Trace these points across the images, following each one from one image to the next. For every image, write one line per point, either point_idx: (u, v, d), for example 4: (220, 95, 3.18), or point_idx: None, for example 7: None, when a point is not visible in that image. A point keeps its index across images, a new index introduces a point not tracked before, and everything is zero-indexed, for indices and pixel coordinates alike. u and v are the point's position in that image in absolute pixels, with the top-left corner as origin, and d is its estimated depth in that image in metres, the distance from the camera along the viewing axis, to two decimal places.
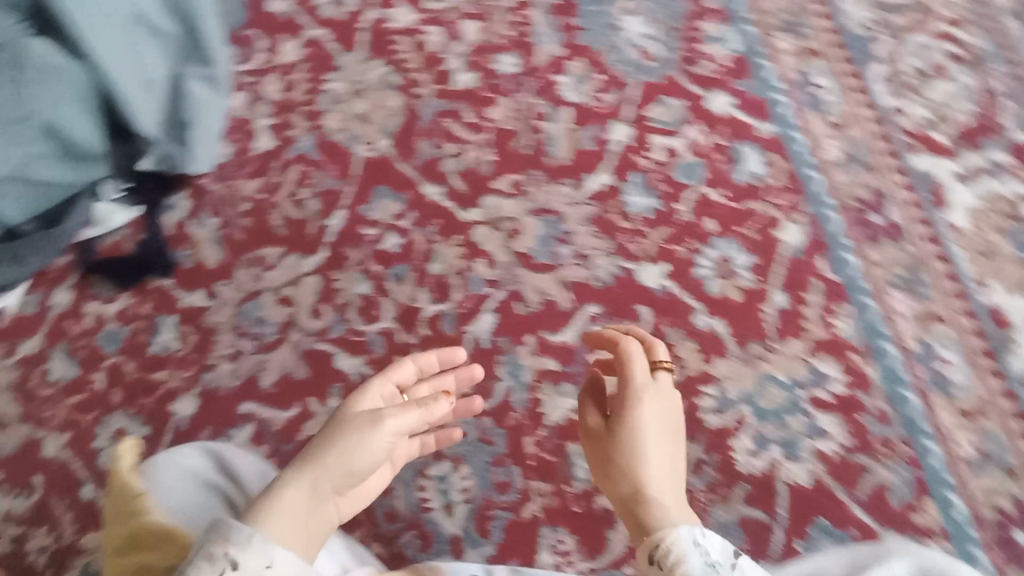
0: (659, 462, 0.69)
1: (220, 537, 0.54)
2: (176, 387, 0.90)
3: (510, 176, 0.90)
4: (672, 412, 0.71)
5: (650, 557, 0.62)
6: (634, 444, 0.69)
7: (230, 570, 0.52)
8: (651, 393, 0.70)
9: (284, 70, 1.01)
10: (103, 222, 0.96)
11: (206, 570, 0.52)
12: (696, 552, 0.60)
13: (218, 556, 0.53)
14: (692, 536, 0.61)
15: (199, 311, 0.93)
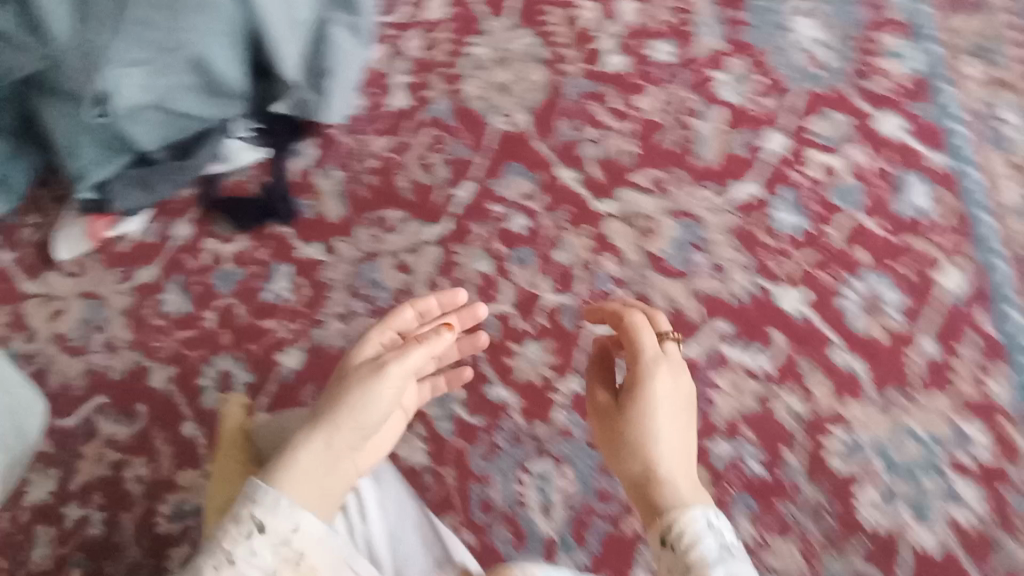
0: (672, 440, 0.67)
1: (246, 500, 0.57)
2: (285, 337, 0.89)
3: (651, 172, 0.86)
4: (685, 385, 0.68)
5: (661, 540, 0.61)
6: (646, 424, 0.66)
7: (257, 532, 0.56)
8: (662, 374, 0.67)
9: (428, 27, 0.97)
10: (230, 160, 0.95)
11: (234, 531, 0.56)
12: (710, 534, 0.59)
13: (245, 517, 0.56)
14: (705, 517, 0.60)
15: (315, 264, 0.91)
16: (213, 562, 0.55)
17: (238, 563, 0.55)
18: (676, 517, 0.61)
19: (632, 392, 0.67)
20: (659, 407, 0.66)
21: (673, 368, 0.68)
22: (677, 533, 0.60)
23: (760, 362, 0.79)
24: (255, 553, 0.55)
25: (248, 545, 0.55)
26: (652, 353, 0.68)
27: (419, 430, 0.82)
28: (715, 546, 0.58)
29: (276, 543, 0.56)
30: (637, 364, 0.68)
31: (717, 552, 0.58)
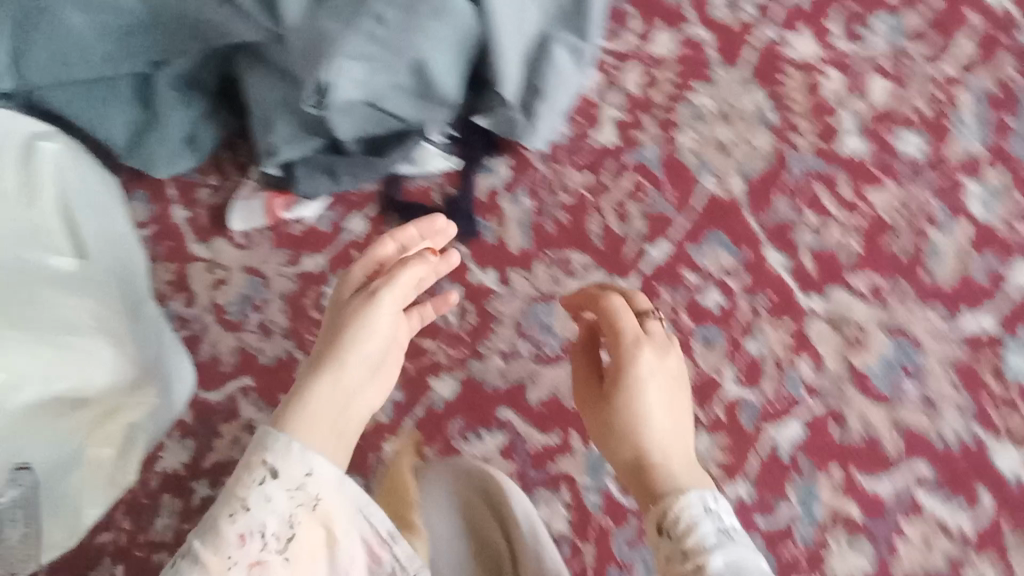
0: (661, 423, 0.65)
1: (259, 448, 0.58)
2: (442, 363, 0.84)
3: (871, 277, 0.79)
4: (671, 365, 0.67)
5: (659, 526, 0.58)
6: (632, 413, 0.65)
7: (269, 478, 0.57)
8: (646, 356, 0.66)
9: (650, 63, 0.89)
10: (419, 164, 0.89)
11: (247, 478, 0.56)
12: (709, 519, 0.57)
13: (257, 464, 0.57)
14: (702, 503, 0.58)
15: (486, 292, 0.86)
16: (229, 509, 0.55)
17: (253, 508, 0.55)
18: (672, 507, 0.58)
19: (620, 378, 0.66)
20: (648, 394, 0.65)
21: (656, 348, 0.67)
22: (674, 520, 0.57)
23: (959, 519, 0.73)
24: (270, 498, 0.56)
25: (263, 491, 0.56)
26: (634, 335, 0.67)
27: (564, 496, 0.79)
28: (713, 532, 0.56)
29: (289, 489, 0.57)
30: (620, 347, 0.67)
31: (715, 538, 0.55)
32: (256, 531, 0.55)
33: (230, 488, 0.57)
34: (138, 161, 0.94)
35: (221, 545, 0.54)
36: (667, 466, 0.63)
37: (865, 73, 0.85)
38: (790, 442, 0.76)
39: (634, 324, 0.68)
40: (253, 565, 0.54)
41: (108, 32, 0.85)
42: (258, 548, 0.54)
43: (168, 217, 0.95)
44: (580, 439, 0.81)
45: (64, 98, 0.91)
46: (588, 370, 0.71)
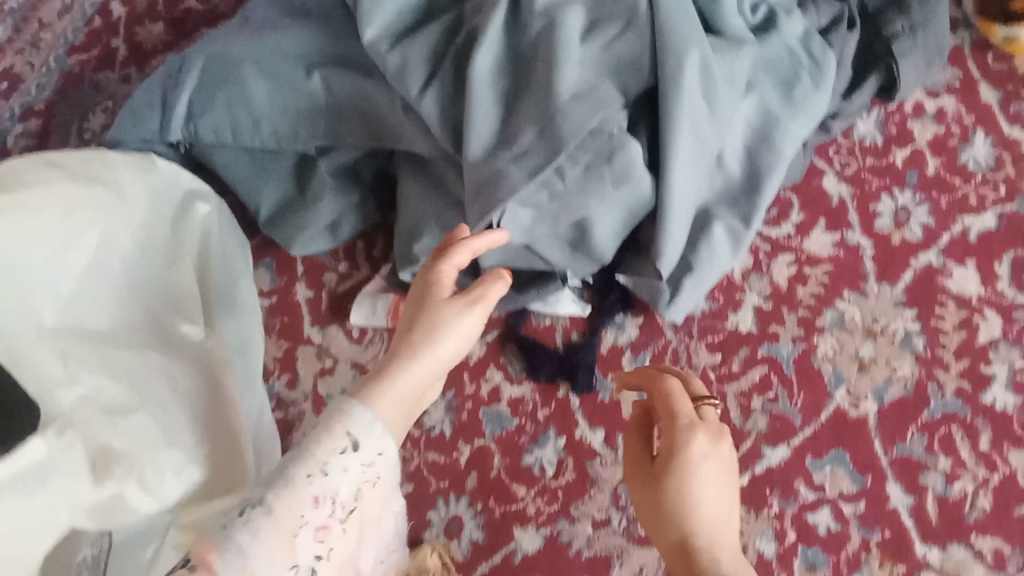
0: (714, 511, 0.60)
1: (338, 417, 0.59)
2: (531, 514, 0.83)
3: (994, 541, 0.77)
4: (726, 454, 0.60)
5: None
6: (678, 499, 0.59)
7: (349, 448, 0.58)
8: (702, 442, 0.60)
9: (804, 257, 0.88)
10: (550, 306, 0.88)
11: (328, 443, 0.57)
12: None
13: (340, 432, 0.58)
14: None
15: (591, 452, 0.85)
16: (307, 469, 0.56)
17: (331, 474, 0.57)
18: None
19: (669, 464, 0.60)
20: (697, 480, 0.59)
21: (711, 434, 0.61)
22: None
23: None
24: (347, 469, 0.58)
25: (342, 461, 0.57)
26: (687, 420, 0.61)
27: None
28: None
29: (363, 464, 0.59)
30: (673, 431, 0.61)
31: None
32: (327, 496, 0.57)
33: (311, 448, 0.57)
34: (278, 236, 0.93)
35: (297, 501, 0.55)
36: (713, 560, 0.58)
37: None
38: None
39: (688, 408, 0.62)
40: (320, 530, 0.56)
41: (284, 109, 0.87)
42: (326, 514, 0.56)
43: (291, 293, 0.95)
44: None
45: (224, 161, 0.92)
46: (641, 437, 0.65)
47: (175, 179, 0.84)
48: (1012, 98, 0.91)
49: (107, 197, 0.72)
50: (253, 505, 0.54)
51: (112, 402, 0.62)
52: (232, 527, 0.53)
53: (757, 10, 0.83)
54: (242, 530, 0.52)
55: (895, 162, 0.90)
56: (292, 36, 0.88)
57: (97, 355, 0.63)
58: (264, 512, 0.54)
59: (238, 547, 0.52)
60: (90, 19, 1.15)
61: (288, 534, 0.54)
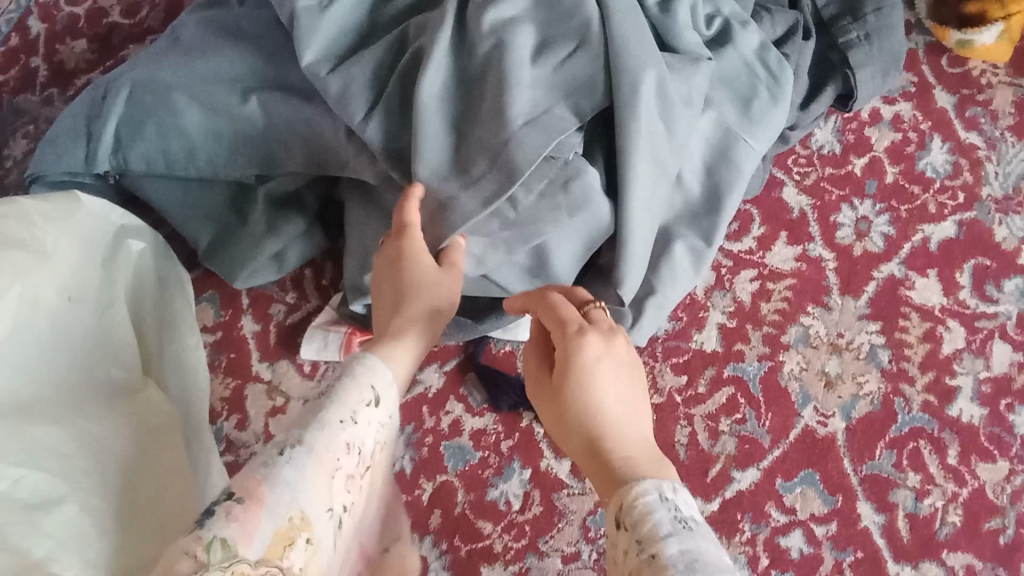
0: (621, 412, 0.52)
1: (361, 367, 0.54)
2: (498, 551, 0.80)
3: (966, 556, 0.76)
4: (624, 351, 0.53)
5: (616, 520, 0.47)
6: (575, 410, 0.52)
7: (373, 402, 0.53)
8: (596, 341, 0.52)
9: (766, 272, 0.87)
10: (511, 332, 0.85)
11: (355, 392, 0.52)
12: (665, 508, 0.46)
13: (364, 384, 0.53)
14: (658, 492, 0.47)
15: (556, 483, 0.82)
16: (340, 415, 0.50)
17: (359, 423, 0.51)
18: (624, 498, 0.47)
19: (562, 375, 0.52)
20: (596, 384, 0.51)
21: (604, 334, 0.53)
22: (630, 513, 0.46)
23: None
24: (372, 422, 0.52)
25: (368, 413, 0.52)
26: (576, 325, 0.53)
27: None
28: (669, 520, 0.45)
29: (381, 422, 0.53)
30: (562, 342, 0.53)
31: (669, 528, 0.44)
32: (354, 445, 0.51)
33: (339, 395, 0.51)
34: (220, 268, 0.88)
35: (331, 446, 0.49)
36: (629, 467, 0.49)
37: (988, 335, 0.83)
38: None
39: (575, 314, 0.54)
40: (349, 478, 0.51)
41: (218, 135, 0.82)
42: (353, 463, 0.51)
43: (237, 327, 0.91)
44: None
45: (157, 192, 0.87)
46: (534, 351, 0.57)
47: (105, 219, 0.79)
48: (968, 102, 0.93)
49: (32, 259, 0.67)
50: (292, 444, 0.48)
51: (35, 496, 0.52)
52: (273, 462, 0.46)
53: (713, 22, 0.82)
54: (287, 466, 0.46)
55: (854, 171, 0.90)
56: (223, 58, 0.83)
57: (23, 439, 0.56)
58: (304, 452, 0.47)
59: (286, 483, 0.46)
60: (7, 37, 1.08)
61: (327, 476, 0.48)
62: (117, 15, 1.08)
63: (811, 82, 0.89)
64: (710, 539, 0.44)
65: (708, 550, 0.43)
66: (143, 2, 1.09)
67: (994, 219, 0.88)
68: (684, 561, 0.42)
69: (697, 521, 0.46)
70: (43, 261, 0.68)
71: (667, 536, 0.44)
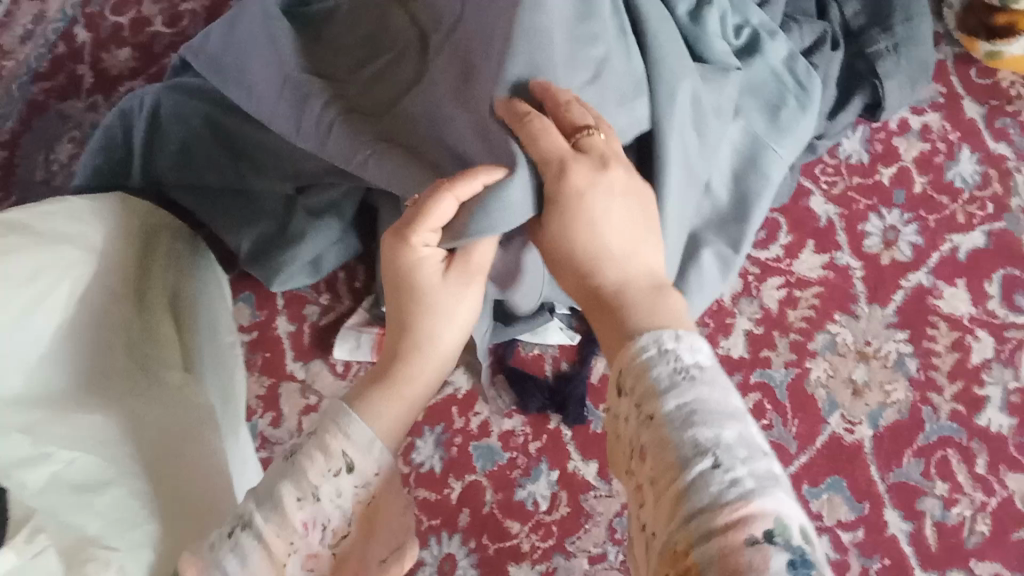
0: (616, 247, 0.54)
1: (337, 430, 0.51)
2: (526, 550, 0.81)
3: (994, 564, 0.76)
4: (613, 182, 0.55)
5: (617, 386, 0.46)
6: (568, 244, 0.55)
7: (343, 473, 0.50)
8: (579, 178, 0.54)
9: (794, 280, 0.87)
10: (539, 336, 0.86)
11: (319, 465, 0.50)
12: (665, 361, 0.44)
13: (334, 453, 0.50)
14: (656, 344, 0.45)
15: (584, 485, 0.83)
16: (295, 493, 0.49)
17: (322, 498, 0.49)
18: (624, 358, 0.46)
19: (553, 212, 0.55)
20: (586, 219, 0.54)
21: (591, 168, 0.55)
22: (631, 374, 0.45)
23: None
24: (341, 493, 0.50)
25: (335, 484, 0.49)
26: (557, 161, 0.54)
27: None
28: (668, 374, 0.43)
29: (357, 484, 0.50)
30: (547, 183, 0.55)
31: (670, 384, 0.42)
32: (318, 520, 0.49)
33: (300, 468, 0.49)
34: (252, 270, 0.89)
35: (283, 529, 0.48)
36: (622, 295, 0.52)
37: (1017, 345, 0.83)
38: None
39: (560, 144, 0.55)
40: (309, 558, 0.49)
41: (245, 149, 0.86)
42: (316, 541, 0.49)
43: (272, 328, 0.93)
44: None
45: (186, 199, 0.90)
46: None
47: (145, 220, 0.82)
48: (997, 113, 0.93)
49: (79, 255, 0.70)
50: (244, 525, 0.48)
51: (84, 477, 0.55)
52: (221, 548, 0.48)
53: (741, 32, 0.83)
54: (231, 554, 0.47)
55: (882, 180, 0.91)
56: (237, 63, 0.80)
57: (69, 426, 0.57)
58: (252, 537, 0.48)
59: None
60: (54, 45, 1.11)
61: (278, 562, 0.48)
62: (159, 24, 1.11)
63: (839, 91, 0.90)
64: (716, 385, 0.43)
65: (713, 404, 0.42)
66: (184, 12, 1.12)
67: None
68: (689, 422, 0.41)
69: (702, 365, 0.44)
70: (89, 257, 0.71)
71: (671, 399, 0.42)
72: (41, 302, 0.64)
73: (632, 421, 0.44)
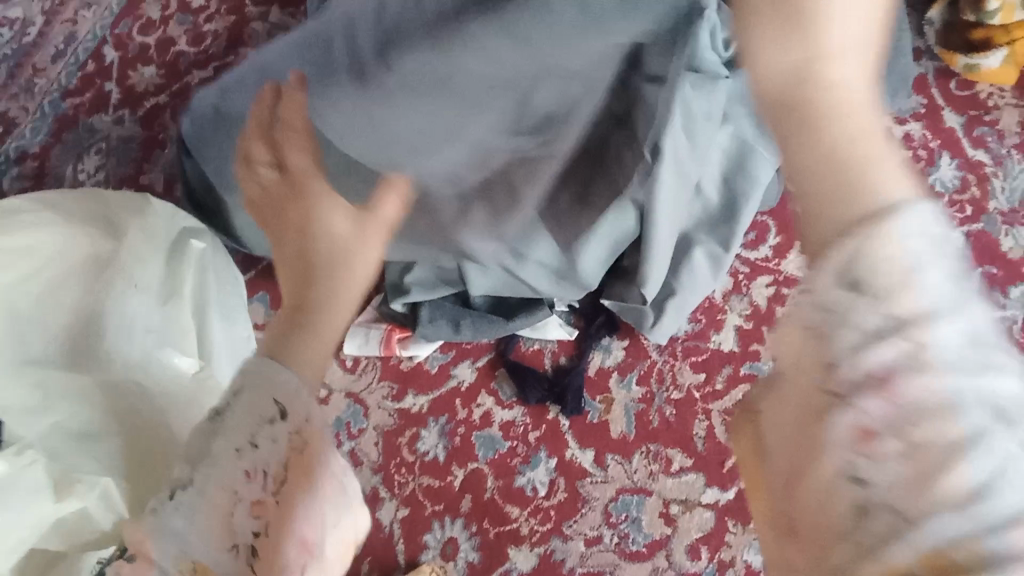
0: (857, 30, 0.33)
1: (263, 379, 0.49)
2: (525, 534, 0.85)
3: None
4: None
5: (851, 279, 0.31)
6: (788, 41, 0.33)
7: (277, 420, 0.48)
8: None
9: (781, 279, 0.93)
10: (539, 332, 0.91)
11: (250, 416, 0.48)
12: (937, 267, 0.30)
13: (265, 401, 0.48)
14: (924, 239, 0.31)
15: (581, 471, 0.87)
16: (233, 444, 0.48)
17: (260, 446, 0.48)
18: (866, 241, 0.31)
19: None
20: None
21: None
22: (879, 263, 0.31)
23: None
24: (277, 439, 0.49)
25: (271, 431, 0.48)
26: None
27: None
28: (942, 289, 0.30)
29: (292, 431, 0.49)
30: None
31: (949, 301, 0.30)
32: (258, 469, 0.48)
33: (230, 419, 0.48)
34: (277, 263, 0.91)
35: (224, 480, 0.48)
36: (852, 124, 0.33)
37: None
38: None
39: None
40: (255, 505, 0.48)
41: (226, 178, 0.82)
42: (260, 488, 0.49)
43: None
44: None
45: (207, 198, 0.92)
46: None
47: (170, 220, 0.85)
48: (975, 123, 0.98)
49: (94, 233, 0.76)
50: (182, 484, 0.49)
51: (80, 427, 0.65)
52: (162, 511, 0.49)
53: None
54: (173, 514, 0.48)
55: None
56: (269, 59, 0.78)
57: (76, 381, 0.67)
58: (192, 491, 0.48)
59: (173, 533, 0.48)
60: (84, 63, 1.18)
61: (223, 513, 0.48)
62: (184, 44, 1.18)
63: None
64: (986, 305, 0.31)
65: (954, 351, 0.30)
66: (206, 32, 1.19)
67: (1000, 232, 0.93)
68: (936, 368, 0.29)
69: (959, 272, 0.31)
70: (103, 236, 0.76)
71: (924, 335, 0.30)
72: (62, 286, 0.72)
73: (857, 333, 0.31)
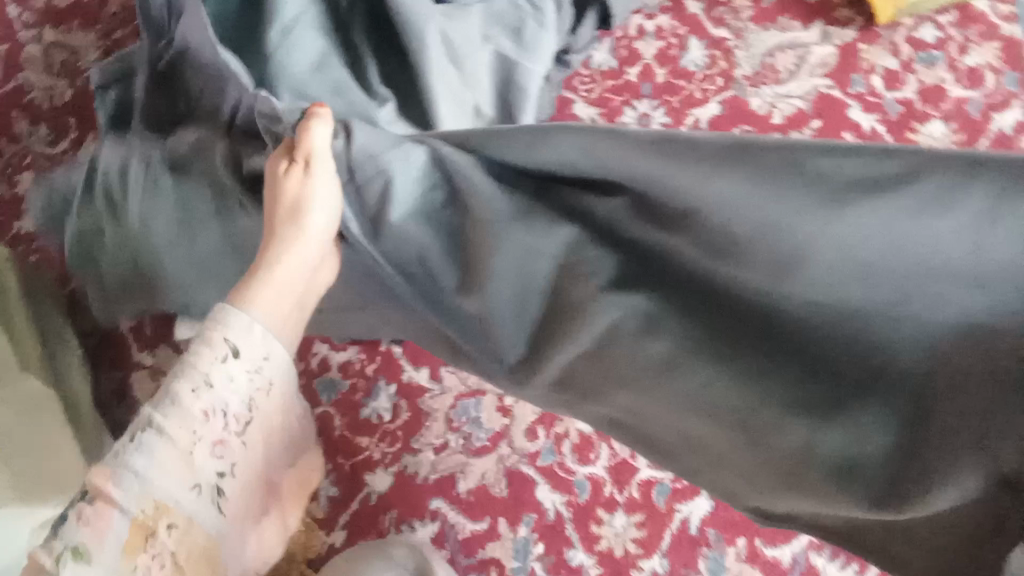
0: None
1: (217, 324, 0.57)
2: (377, 459, 0.90)
3: None
4: None
5: None
6: None
7: (230, 357, 0.56)
8: None
9: None
10: None
11: (207, 353, 0.55)
12: None
13: (218, 342, 0.56)
14: None
15: (419, 390, 0.93)
16: (191, 385, 0.54)
17: (216, 385, 0.55)
18: None
19: None
20: None
21: None
22: None
23: None
24: (232, 378, 0.56)
25: (224, 370, 0.56)
26: None
27: None
28: None
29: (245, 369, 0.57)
30: None
31: None
32: (218, 409, 0.56)
33: (191, 360, 0.55)
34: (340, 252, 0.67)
35: (185, 419, 0.54)
36: None
37: None
38: (697, 516, 0.86)
39: None
40: (217, 445, 0.56)
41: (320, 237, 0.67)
42: (220, 428, 0.56)
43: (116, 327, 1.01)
44: (506, 525, 0.86)
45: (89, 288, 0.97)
46: None
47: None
48: (715, 5, 1.16)
49: None
50: (143, 428, 0.53)
51: None
52: (126, 451, 0.52)
53: None
54: (137, 454, 0.52)
55: (630, 79, 1.12)
56: (383, 238, 0.66)
57: None
58: (154, 434, 0.52)
59: (136, 474, 0.51)
60: None
61: (185, 452, 0.53)
62: None
63: None
64: None
65: None
66: None
67: (749, 94, 1.09)
68: None
69: None
70: None
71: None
72: None
73: None
